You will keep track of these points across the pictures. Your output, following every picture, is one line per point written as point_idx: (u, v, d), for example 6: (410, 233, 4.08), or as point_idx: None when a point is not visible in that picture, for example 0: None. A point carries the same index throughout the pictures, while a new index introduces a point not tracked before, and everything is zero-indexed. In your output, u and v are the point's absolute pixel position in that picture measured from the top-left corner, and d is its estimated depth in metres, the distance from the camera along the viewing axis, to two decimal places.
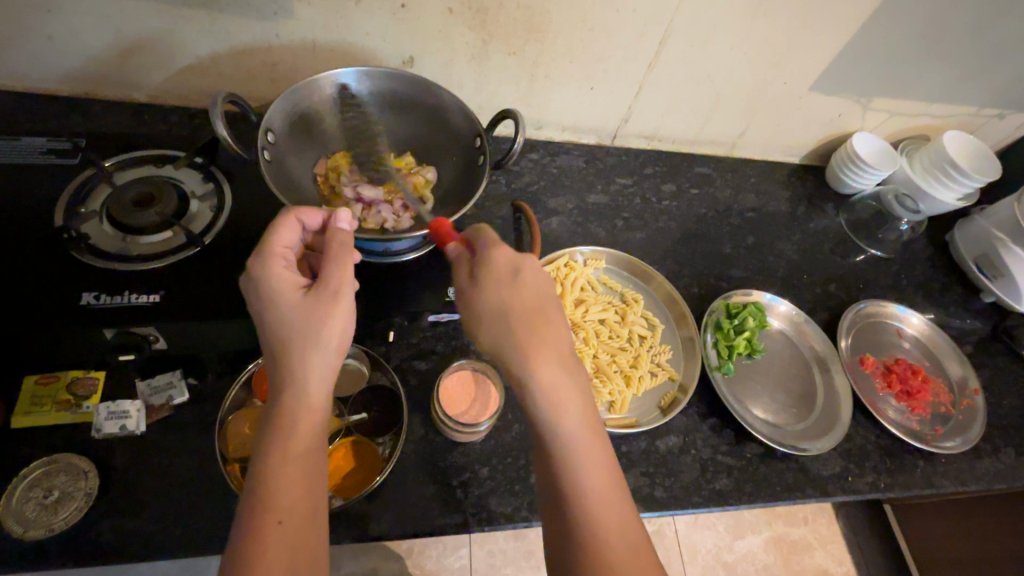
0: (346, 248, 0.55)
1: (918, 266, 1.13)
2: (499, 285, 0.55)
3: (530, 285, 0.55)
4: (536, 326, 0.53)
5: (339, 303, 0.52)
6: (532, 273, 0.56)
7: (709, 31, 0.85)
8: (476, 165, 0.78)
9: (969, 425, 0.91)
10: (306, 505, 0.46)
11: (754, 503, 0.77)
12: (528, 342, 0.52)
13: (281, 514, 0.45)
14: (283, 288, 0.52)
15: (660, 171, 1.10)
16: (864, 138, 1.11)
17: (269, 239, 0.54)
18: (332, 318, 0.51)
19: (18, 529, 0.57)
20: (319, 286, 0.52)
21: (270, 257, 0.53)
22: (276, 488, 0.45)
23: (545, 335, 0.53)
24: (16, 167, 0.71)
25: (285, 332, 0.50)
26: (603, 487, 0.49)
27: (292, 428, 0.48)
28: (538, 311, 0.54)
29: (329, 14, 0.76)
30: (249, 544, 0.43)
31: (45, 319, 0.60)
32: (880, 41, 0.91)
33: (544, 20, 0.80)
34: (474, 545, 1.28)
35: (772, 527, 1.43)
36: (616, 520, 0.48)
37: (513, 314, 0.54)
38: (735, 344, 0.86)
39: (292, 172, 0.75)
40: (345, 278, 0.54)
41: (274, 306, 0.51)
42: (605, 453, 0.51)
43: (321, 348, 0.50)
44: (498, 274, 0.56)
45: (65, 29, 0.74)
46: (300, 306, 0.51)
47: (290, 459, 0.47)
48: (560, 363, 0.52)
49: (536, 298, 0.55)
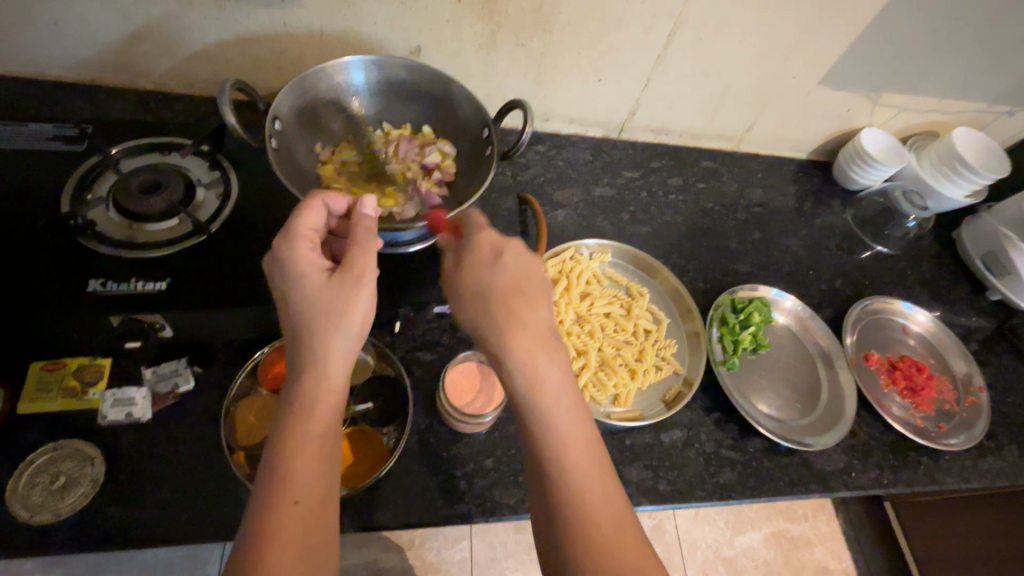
0: (370, 234, 0.55)
1: (924, 263, 1.12)
2: (480, 272, 0.55)
3: (520, 271, 0.55)
4: (519, 310, 0.52)
5: (363, 289, 0.52)
6: (516, 258, 0.56)
7: (719, 24, 0.84)
8: (483, 156, 0.78)
9: (973, 423, 0.90)
10: (321, 487, 0.46)
11: (757, 498, 0.77)
12: (510, 327, 0.51)
13: (297, 494, 0.45)
14: (306, 270, 0.52)
15: (666, 164, 1.10)
16: (872, 134, 1.11)
17: (295, 221, 0.54)
18: (354, 303, 0.51)
19: (25, 515, 0.57)
20: (343, 271, 0.52)
21: (296, 239, 0.53)
22: (292, 470, 0.45)
23: (530, 322, 0.52)
24: (22, 153, 0.71)
25: (308, 314, 0.50)
26: (593, 475, 0.49)
27: (310, 410, 0.48)
28: (523, 296, 0.53)
29: (336, 3, 0.75)
30: (261, 523, 0.43)
31: (52, 305, 0.60)
32: (891, 35, 0.90)
33: (553, 11, 0.80)
34: (475, 537, 1.28)
35: (772, 523, 1.43)
36: (605, 509, 0.48)
37: (497, 299, 0.53)
38: (741, 339, 0.86)
39: (301, 162, 0.74)
40: (368, 262, 0.53)
41: (297, 288, 0.51)
42: (591, 440, 0.50)
43: (340, 331, 0.50)
44: (480, 259, 0.56)
45: (71, 15, 0.73)
46: (324, 290, 0.51)
47: (308, 442, 0.47)
48: (545, 348, 0.52)
49: (523, 283, 0.54)
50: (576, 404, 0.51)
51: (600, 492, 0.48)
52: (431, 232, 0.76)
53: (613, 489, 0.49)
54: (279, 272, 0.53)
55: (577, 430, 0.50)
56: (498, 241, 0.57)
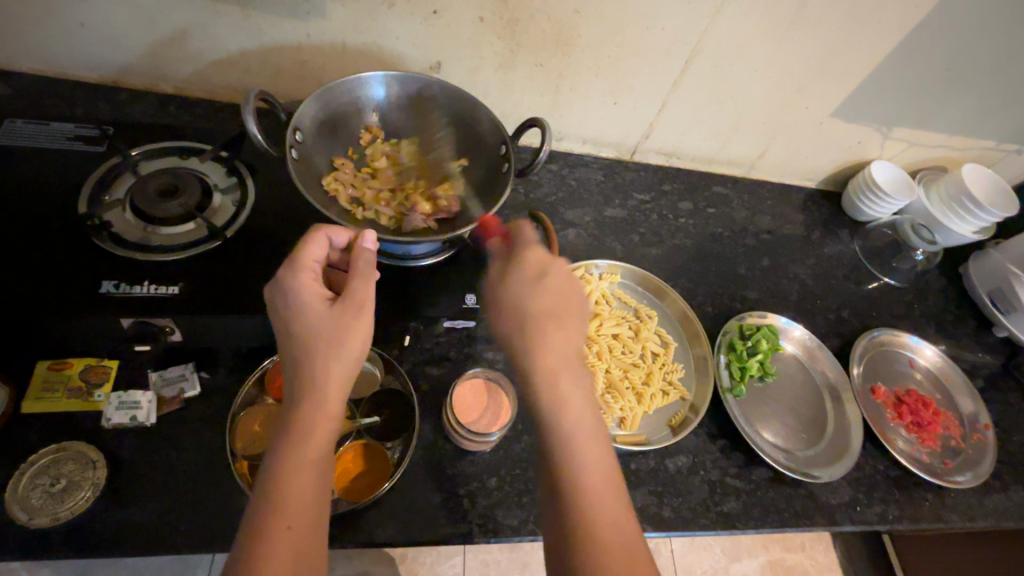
0: (370, 266, 0.56)
1: (931, 296, 1.12)
2: (522, 285, 0.59)
3: (556, 296, 0.58)
4: (551, 329, 0.55)
5: (361, 318, 0.52)
6: (558, 282, 0.59)
7: (735, 53, 0.86)
8: (501, 173, 0.77)
9: (979, 460, 0.90)
10: (314, 511, 0.46)
11: (761, 528, 0.76)
12: (540, 343, 0.54)
13: (291, 518, 0.44)
14: (309, 299, 0.52)
15: (678, 188, 1.11)
16: (882, 167, 1.12)
17: (299, 253, 0.55)
18: (353, 331, 0.51)
19: (24, 517, 0.57)
20: (343, 299, 0.52)
21: (299, 270, 0.54)
22: (287, 491, 0.45)
23: (561, 343, 0.55)
24: (41, 152, 0.71)
25: (307, 339, 0.50)
26: (608, 500, 0.49)
27: (305, 434, 0.47)
28: (558, 318, 0.56)
29: (360, 17, 0.76)
30: (256, 546, 0.42)
31: (62, 304, 0.59)
32: (905, 71, 0.91)
33: (573, 34, 0.81)
34: (468, 554, 1.26)
35: (769, 551, 1.41)
36: (617, 527, 0.48)
37: (529, 315, 0.56)
38: (748, 367, 0.86)
39: (320, 172, 0.74)
40: (368, 293, 0.54)
41: (298, 315, 0.52)
42: (605, 459, 0.51)
43: (338, 358, 0.50)
44: (530, 274, 0.59)
45: (97, 18, 0.74)
46: (324, 318, 0.51)
47: (301, 466, 0.46)
48: (571, 367, 0.54)
49: (557, 309, 0.57)
50: (592, 420, 0.53)
51: (613, 511, 0.49)
52: (441, 248, 0.76)
53: (624, 507, 0.49)
54: (282, 301, 0.53)
55: (592, 447, 0.51)
56: (542, 260, 0.61)
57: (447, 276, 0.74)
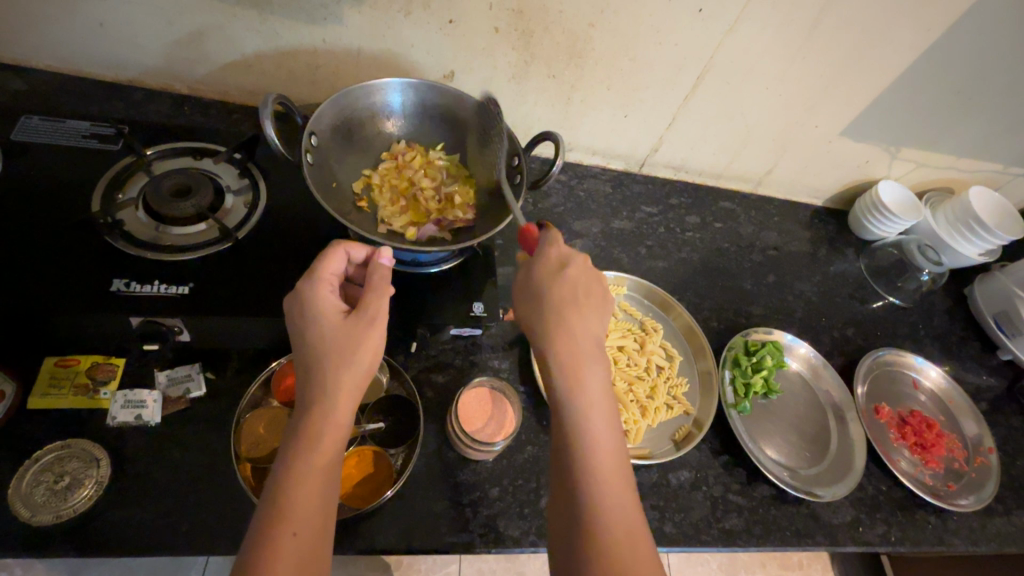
0: (385, 280, 0.56)
1: (935, 317, 1.12)
2: (543, 277, 0.58)
3: (577, 287, 0.57)
4: (573, 321, 0.55)
5: (374, 331, 0.52)
6: (580, 271, 0.58)
7: (747, 70, 0.86)
8: (513, 184, 0.76)
9: (983, 484, 0.89)
10: (319, 519, 0.45)
11: (763, 546, 0.76)
12: (561, 334, 0.54)
13: (295, 525, 0.44)
14: (325, 311, 0.53)
15: (684, 202, 1.11)
16: (889, 187, 1.12)
17: (318, 264, 0.55)
18: (366, 341, 0.52)
19: (26, 513, 0.56)
20: (357, 311, 0.53)
21: (317, 281, 0.54)
22: (292, 499, 0.45)
23: (580, 335, 0.55)
24: (57, 148, 0.72)
25: (320, 348, 0.51)
26: (615, 494, 0.49)
27: (314, 442, 0.47)
28: (577, 312, 0.56)
29: (377, 24, 0.77)
30: (259, 552, 0.42)
31: (72, 301, 0.59)
32: (914, 92, 0.91)
33: (586, 46, 0.81)
34: (463, 562, 1.25)
35: (766, 569, 1.40)
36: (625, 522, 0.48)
37: (555, 308, 0.56)
38: (753, 383, 0.85)
39: (335, 175, 0.75)
40: (382, 306, 0.54)
41: (314, 326, 0.52)
42: (620, 457, 0.51)
43: (349, 368, 0.50)
44: (548, 266, 0.58)
45: (116, 19, 0.75)
46: (339, 329, 0.51)
47: (309, 474, 0.46)
48: (592, 363, 0.54)
49: (578, 297, 0.57)
50: (610, 416, 0.52)
51: (619, 508, 0.48)
52: (451, 255, 0.76)
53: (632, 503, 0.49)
54: (298, 311, 0.53)
55: (610, 446, 0.51)
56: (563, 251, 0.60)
57: (454, 283, 0.75)
